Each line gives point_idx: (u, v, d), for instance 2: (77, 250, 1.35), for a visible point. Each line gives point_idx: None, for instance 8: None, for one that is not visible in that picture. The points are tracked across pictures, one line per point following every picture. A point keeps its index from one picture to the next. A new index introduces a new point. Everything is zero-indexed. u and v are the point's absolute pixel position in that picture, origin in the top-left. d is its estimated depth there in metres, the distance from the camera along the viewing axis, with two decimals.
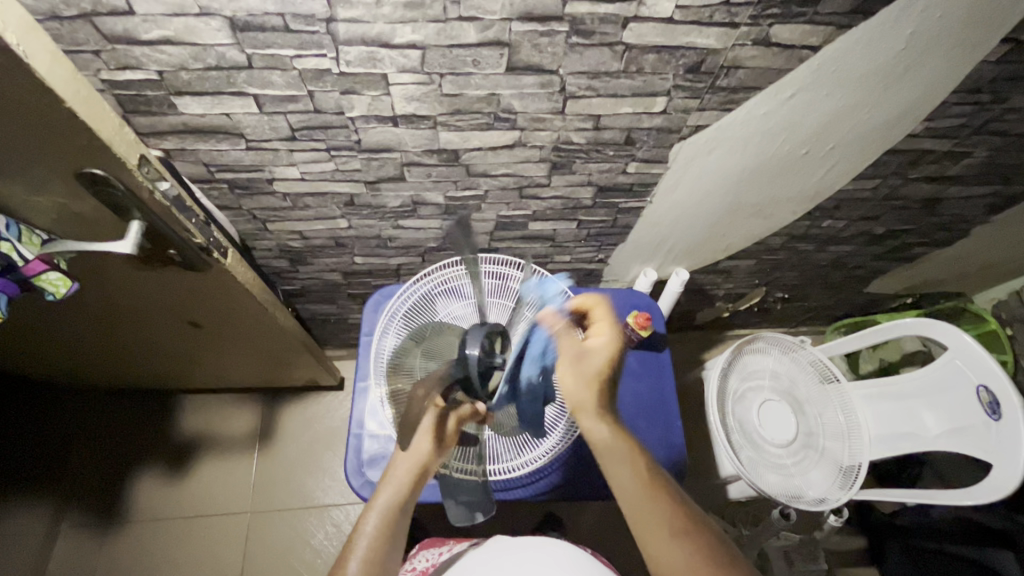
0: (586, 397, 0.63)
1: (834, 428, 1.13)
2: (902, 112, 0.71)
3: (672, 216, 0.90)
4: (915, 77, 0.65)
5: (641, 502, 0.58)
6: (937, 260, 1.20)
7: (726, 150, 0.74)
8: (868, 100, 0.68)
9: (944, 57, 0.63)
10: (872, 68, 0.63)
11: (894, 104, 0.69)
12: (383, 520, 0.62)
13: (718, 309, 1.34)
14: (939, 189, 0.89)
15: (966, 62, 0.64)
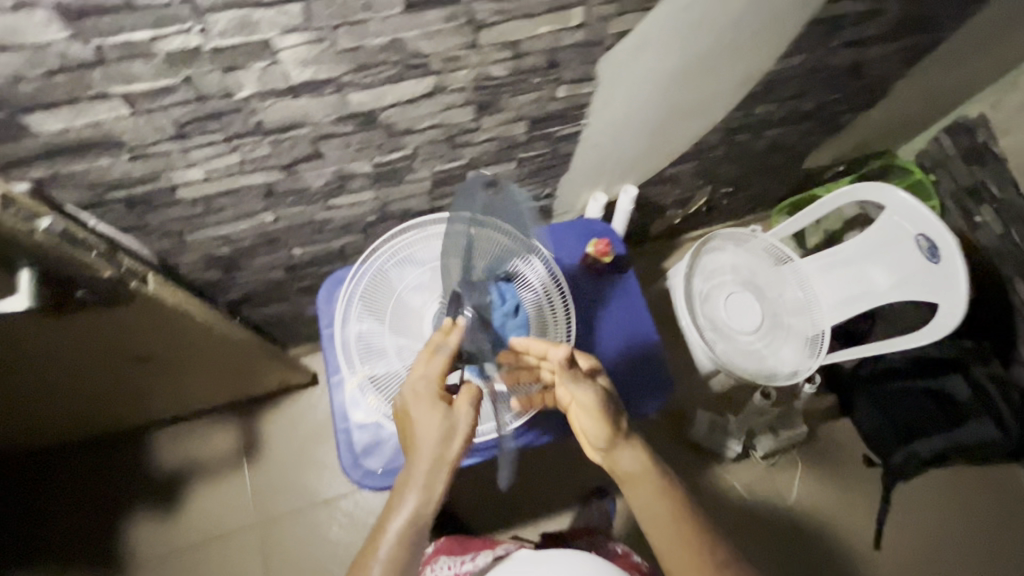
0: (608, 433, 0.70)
1: (794, 304, 1.19)
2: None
3: (614, 134, 0.87)
4: None
5: (666, 533, 0.65)
6: (863, 124, 1.23)
7: (654, 54, 0.70)
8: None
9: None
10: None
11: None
12: (411, 525, 0.58)
13: (668, 217, 1.35)
14: (861, 52, 0.89)
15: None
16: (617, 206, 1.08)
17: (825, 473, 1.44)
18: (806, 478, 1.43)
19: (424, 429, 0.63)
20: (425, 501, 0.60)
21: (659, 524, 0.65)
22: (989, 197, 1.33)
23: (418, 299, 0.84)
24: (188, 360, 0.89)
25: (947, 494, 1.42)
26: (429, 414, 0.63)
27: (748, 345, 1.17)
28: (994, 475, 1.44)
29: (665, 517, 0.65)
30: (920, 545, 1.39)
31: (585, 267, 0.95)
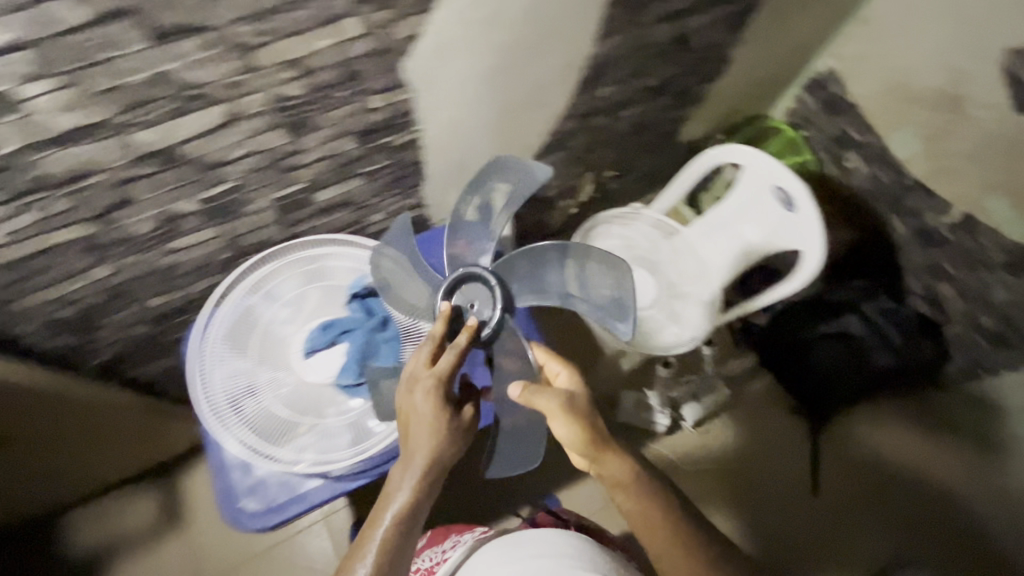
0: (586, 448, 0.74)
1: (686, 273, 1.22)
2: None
3: (455, 136, 0.88)
4: None
5: (649, 526, 0.75)
6: (721, 92, 1.29)
7: (460, 54, 0.72)
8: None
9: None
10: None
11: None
12: (399, 518, 0.66)
13: (561, 208, 1.38)
14: (681, 25, 0.93)
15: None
16: None
17: (756, 430, 1.48)
18: (739, 438, 1.47)
19: (419, 428, 0.68)
20: (412, 498, 0.67)
21: (642, 516, 0.75)
22: (852, 143, 1.41)
23: (286, 327, 0.85)
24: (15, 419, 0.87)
25: (870, 432, 1.47)
26: (432, 412, 0.69)
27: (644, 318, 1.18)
28: (914, 409, 1.47)
29: (650, 515, 0.75)
30: (849, 485, 1.44)
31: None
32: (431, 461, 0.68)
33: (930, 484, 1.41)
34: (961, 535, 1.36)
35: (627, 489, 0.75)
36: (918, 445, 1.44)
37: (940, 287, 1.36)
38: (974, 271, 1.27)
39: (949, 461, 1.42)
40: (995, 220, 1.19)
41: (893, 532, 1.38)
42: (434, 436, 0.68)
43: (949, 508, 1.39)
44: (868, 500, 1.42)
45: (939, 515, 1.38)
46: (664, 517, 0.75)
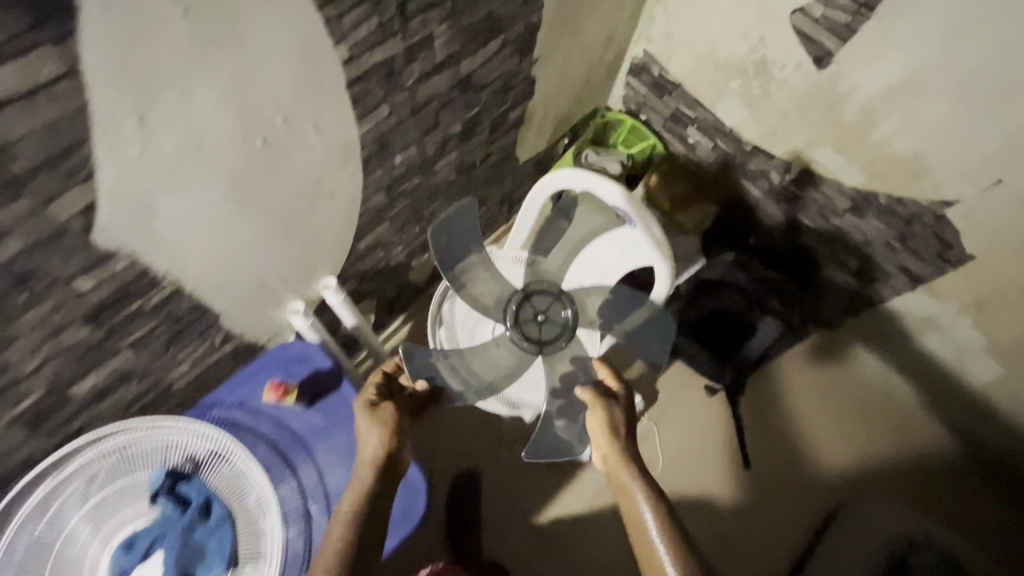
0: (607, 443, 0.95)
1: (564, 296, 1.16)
2: (294, 56, 0.58)
3: (227, 265, 0.74)
4: (265, 24, 0.53)
5: (636, 521, 0.87)
6: (542, 106, 1.22)
7: (172, 200, 0.59)
8: (241, 67, 0.54)
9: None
10: (185, 41, 0.48)
11: (274, 55, 0.56)
12: (352, 511, 0.72)
13: (417, 265, 1.28)
14: (455, 71, 0.84)
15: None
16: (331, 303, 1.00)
17: (678, 421, 1.47)
18: (666, 437, 1.45)
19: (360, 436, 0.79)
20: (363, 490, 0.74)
21: (628, 509, 0.89)
22: (688, 119, 1.39)
23: (89, 548, 0.73)
24: None
25: (777, 377, 1.49)
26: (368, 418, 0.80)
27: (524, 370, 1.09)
28: (807, 340, 1.51)
29: (638, 509, 0.88)
30: (779, 437, 1.44)
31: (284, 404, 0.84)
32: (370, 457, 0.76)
33: (842, 406, 1.46)
34: (882, 442, 1.43)
35: (624, 488, 0.90)
36: (822, 372, 1.49)
37: (803, 238, 1.38)
38: (825, 218, 1.29)
39: (850, 377, 1.48)
40: (829, 169, 1.20)
41: (829, 465, 1.42)
42: (369, 432, 0.78)
43: (865, 420, 1.45)
44: (797, 445, 1.44)
45: (861, 432, 1.44)
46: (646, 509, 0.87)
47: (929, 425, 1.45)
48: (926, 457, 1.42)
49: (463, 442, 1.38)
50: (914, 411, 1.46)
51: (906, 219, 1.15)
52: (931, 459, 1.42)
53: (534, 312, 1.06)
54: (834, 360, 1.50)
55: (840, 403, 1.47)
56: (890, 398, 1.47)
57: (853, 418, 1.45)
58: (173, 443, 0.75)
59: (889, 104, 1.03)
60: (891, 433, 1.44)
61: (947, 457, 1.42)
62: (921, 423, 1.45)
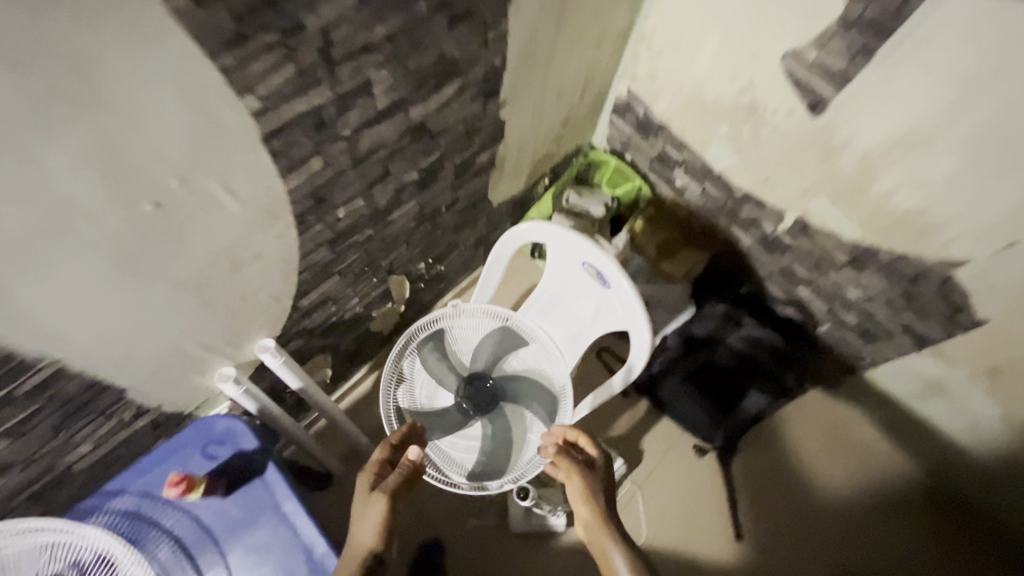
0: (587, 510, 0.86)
1: (534, 355, 1.06)
2: (173, 107, 0.49)
3: (125, 342, 0.65)
4: (126, 82, 0.45)
5: None
6: (516, 148, 1.14)
7: (33, 277, 0.50)
8: (101, 125, 0.46)
9: (97, 38, 0.41)
10: (17, 101, 0.40)
11: (143, 111, 0.48)
12: None
13: (379, 316, 1.18)
14: (404, 119, 0.75)
15: (142, 32, 0.43)
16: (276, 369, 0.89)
17: (664, 488, 1.34)
18: (652, 503, 1.33)
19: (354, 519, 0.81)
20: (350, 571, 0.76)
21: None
22: (675, 162, 1.30)
23: None
24: None
25: (794, 446, 1.37)
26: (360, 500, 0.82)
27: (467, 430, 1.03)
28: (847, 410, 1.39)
29: None
30: (770, 496, 1.33)
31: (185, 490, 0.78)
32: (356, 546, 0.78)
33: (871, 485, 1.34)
34: (887, 511, 1.31)
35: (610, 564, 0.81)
36: (858, 446, 1.37)
37: (800, 290, 1.27)
38: (823, 271, 1.19)
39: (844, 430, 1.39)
40: (825, 219, 1.11)
41: (835, 547, 1.28)
42: (360, 518, 0.80)
43: (872, 499, 1.33)
44: (818, 518, 1.31)
45: (863, 502, 1.32)
46: None
47: (933, 492, 1.34)
48: (925, 518, 1.32)
49: (428, 507, 1.26)
50: (917, 478, 1.35)
51: (912, 277, 1.05)
52: (928, 523, 1.31)
53: (477, 380, 1.05)
54: (874, 436, 1.38)
55: (833, 459, 1.36)
56: (891, 466, 1.36)
57: (873, 498, 1.33)
58: (64, 540, 0.68)
59: (888, 157, 0.95)
60: (894, 503, 1.32)
61: (975, 563, 1.28)
62: (925, 490, 1.34)
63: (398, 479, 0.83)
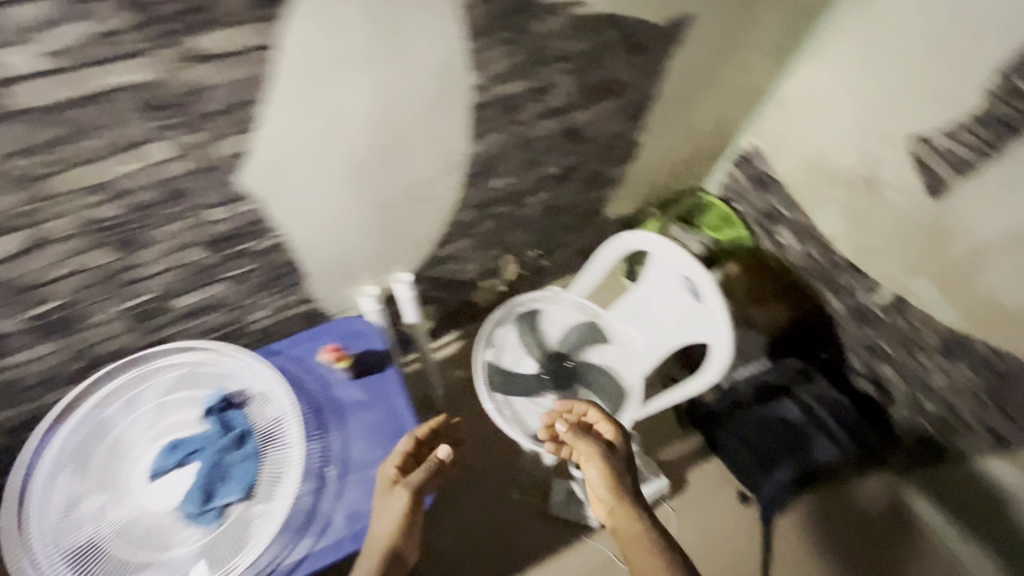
0: (606, 488, 0.88)
1: (613, 354, 1.18)
2: (435, 69, 0.68)
3: (324, 236, 0.85)
4: (419, 43, 0.63)
5: None
6: (641, 171, 1.28)
7: (303, 165, 0.69)
8: (393, 71, 0.65)
9: (419, 10, 0.60)
10: (360, 42, 0.59)
11: (417, 67, 0.66)
12: None
13: (483, 287, 1.34)
14: (567, 119, 0.92)
15: (444, 12, 0.62)
16: (399, 298, 1.07)
17: (700, 523, 1.37)
18: (685, 532, 1.36)
19: (376, 513, 0.75)
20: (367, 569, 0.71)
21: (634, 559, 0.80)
22: (782, 219, 1.38)
23: (138, 442, 0.78)
24: None
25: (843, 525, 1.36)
26: (383, 492, 0.76)
27: (542, 398, 1.13)
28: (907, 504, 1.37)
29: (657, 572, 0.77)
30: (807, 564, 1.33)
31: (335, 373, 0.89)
32: (375, 543, 0.73)
33: None
34: None
35: (634, 544, 0.81)
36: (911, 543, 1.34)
37: (882, 368, 1.29)
38: (910, 353, 1.22)
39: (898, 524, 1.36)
40: (923, 301, 1.14)
41: None
42: (381, 511, 0.74)
43: None
44: None
45: None
46: (652, 556, 0.79)
47: None
48: None
49: (478, 470, 1.38)
50: None
51: (1004, 375, 1.06)
52: None
53: (559, 360, 1.17)
54: (935, 542, 1.34)
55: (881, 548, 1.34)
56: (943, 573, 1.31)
57: None
58: (242, 370, 0.84)
59: (999, 251, 0.98)
60: None
61: None
62: None
63: (423, 476, 0.76)
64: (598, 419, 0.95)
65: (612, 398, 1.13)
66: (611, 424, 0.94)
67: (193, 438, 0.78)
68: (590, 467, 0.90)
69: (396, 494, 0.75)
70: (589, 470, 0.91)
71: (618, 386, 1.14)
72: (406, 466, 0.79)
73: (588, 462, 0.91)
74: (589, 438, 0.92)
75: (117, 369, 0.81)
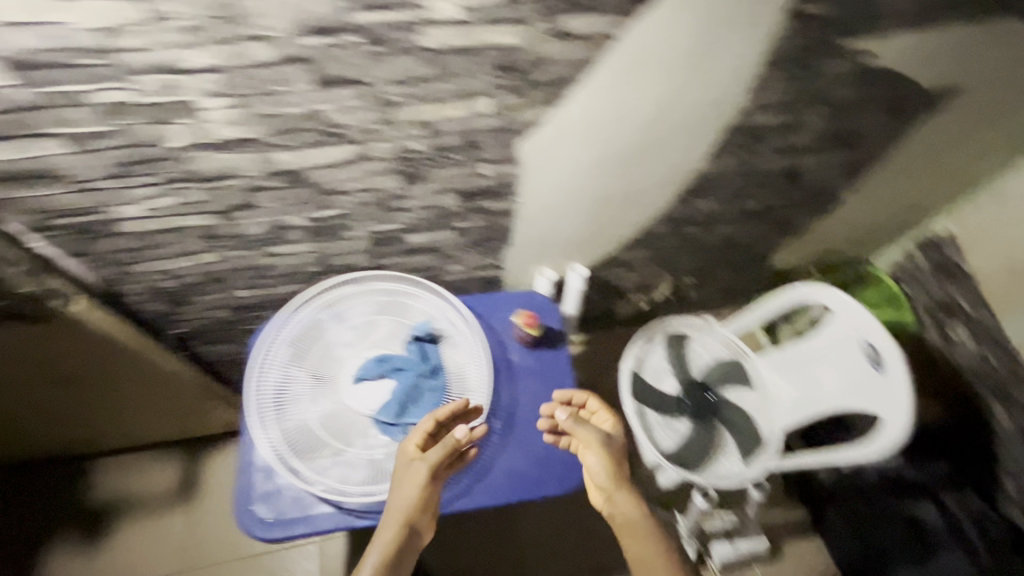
0: (604, 473, 0.82)
1: (754, 400, 1.16)
2: (720, 86, 0.73)
3: (545, 212, 0.92)
4: (721, 59, 0.69)
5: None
6: (824, 229, 1.26)
7: (572, 144, 0.77)
8: (687, 80, 0.71)
9: (741, 32, 0.66)
10: (680, 47, 0.66)
11: (708, 80, 0.72)
12: (378, 553, 0.72)
13: (630, 301, 1.37)
14: (794, 160, 0.94)
15: (757, 36, 0.67)
16: (568, 285, 1.13)
17: None
18: None
19: (395, 483, 0.77)
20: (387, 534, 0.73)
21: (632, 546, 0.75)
22: None
23: (346, 349, 0.88)
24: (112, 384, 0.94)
25: None
26: (404, 463, 0.78)
27: (675, 421, 1.14)
28: None
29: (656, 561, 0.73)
30: None
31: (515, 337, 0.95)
32: (395, 512, 0.74)
33: None
34: None
35: (632, 532, 0.76)
36: None
37: None
38: None
39: None
40: None
41: None
42: (400, 480, 0.76)
43: None
44: None
45: None
46: (650, 544, 0.75)
47: None
48: None
49: None
50: None
51: None
52: None
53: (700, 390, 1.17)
54: None
55: None
56: None
57: None
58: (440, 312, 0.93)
59: None
60: None
61: None
62: None
63: (442, 454, 0.78)
64: (597, 408, 0.89)
65: (748, 443, 1.11)
66: (611, 416, 0.89)
67: (394, 358, 0.87)
68: (590, 452, 0.84)
69: (415, 466, 0.77)
70: (586, 456, 0.84)
71: (756, 433, 1.12)
72: (429, 437, 0.80)
73: (588, 447, 0.84)
74: (588, 427, 0.86)
75: (336, 282, 0.91)
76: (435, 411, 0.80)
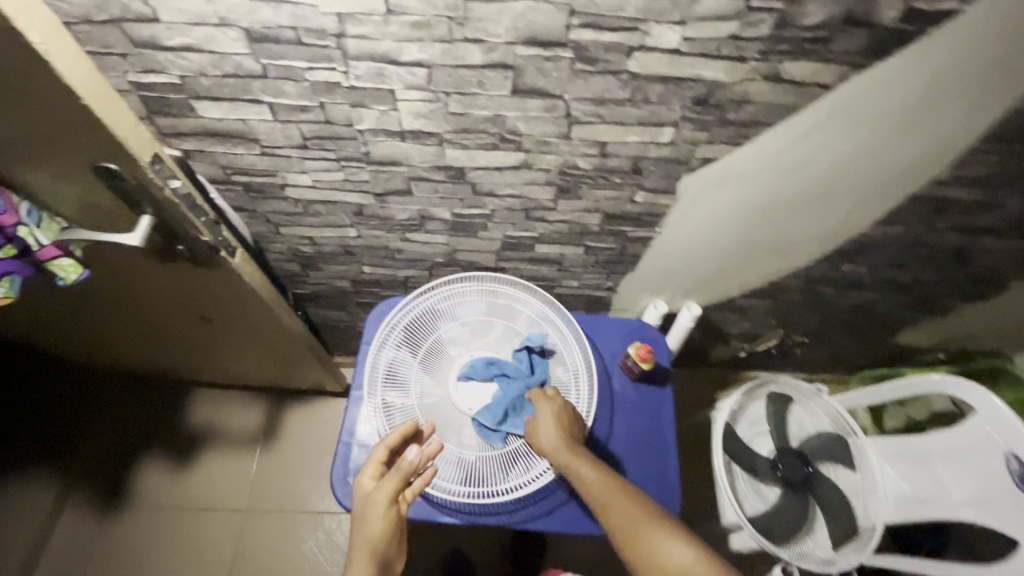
0: (563, 447, 0.74)
1: (854, 483, 1.07)
2: (923, 151, 0.66)
3: (681, 246, 0.88)
4: (938, 122, 0.62)
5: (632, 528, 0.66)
6: (972, 315, 1.13)
7: (737, 185, 0.72)
8: (888, 139, 0.65)
9: (971, 95, 0.59)
10: (894, 102, 0.59)
11: (912, 142, 0.65)
12: None
13: (730, 346, 1.30)
14: (969, 240, 0.85)
15: (989, 102, 0.60)
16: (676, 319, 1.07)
17: None
18: None
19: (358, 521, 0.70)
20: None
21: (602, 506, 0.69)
22: None
23: (455, 344, 0.89)
24: (241, 330, 1.00)
25: None
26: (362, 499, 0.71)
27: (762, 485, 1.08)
28: None
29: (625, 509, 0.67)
30: None
31: (621, 366, 0.93)
32: (363, 548, 0.68)
33: None
34: None
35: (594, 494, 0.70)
36: None
37: None
38: None
39: None
40: None
41: None
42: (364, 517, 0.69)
43: None
44: None
45: None
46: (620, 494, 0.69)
47: None
48: None
49: None
50: None
51: None
52: None
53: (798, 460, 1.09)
54: None
55: None
56: None
57: None
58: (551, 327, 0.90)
59: None
60: None
61: None
62: None
63: (399, 482, 0.70)
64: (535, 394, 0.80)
65: (840, 528, 1.03)
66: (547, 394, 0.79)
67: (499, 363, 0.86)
68: (542, 433, 0.76)
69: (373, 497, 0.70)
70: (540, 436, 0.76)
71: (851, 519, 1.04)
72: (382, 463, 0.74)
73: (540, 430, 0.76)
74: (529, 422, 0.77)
75: (456, 276, 0.91)
76: (384, 437, 0.74)
